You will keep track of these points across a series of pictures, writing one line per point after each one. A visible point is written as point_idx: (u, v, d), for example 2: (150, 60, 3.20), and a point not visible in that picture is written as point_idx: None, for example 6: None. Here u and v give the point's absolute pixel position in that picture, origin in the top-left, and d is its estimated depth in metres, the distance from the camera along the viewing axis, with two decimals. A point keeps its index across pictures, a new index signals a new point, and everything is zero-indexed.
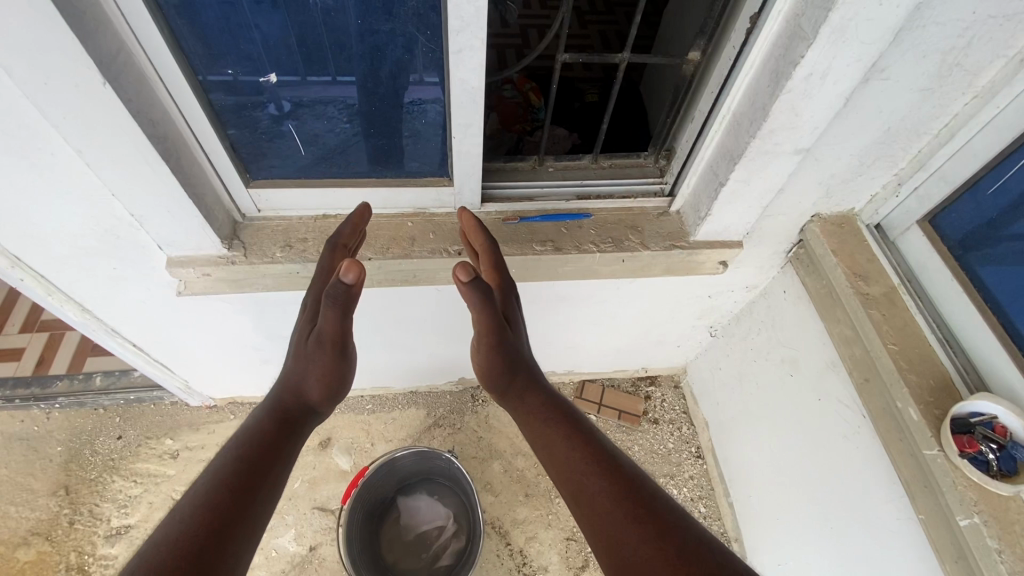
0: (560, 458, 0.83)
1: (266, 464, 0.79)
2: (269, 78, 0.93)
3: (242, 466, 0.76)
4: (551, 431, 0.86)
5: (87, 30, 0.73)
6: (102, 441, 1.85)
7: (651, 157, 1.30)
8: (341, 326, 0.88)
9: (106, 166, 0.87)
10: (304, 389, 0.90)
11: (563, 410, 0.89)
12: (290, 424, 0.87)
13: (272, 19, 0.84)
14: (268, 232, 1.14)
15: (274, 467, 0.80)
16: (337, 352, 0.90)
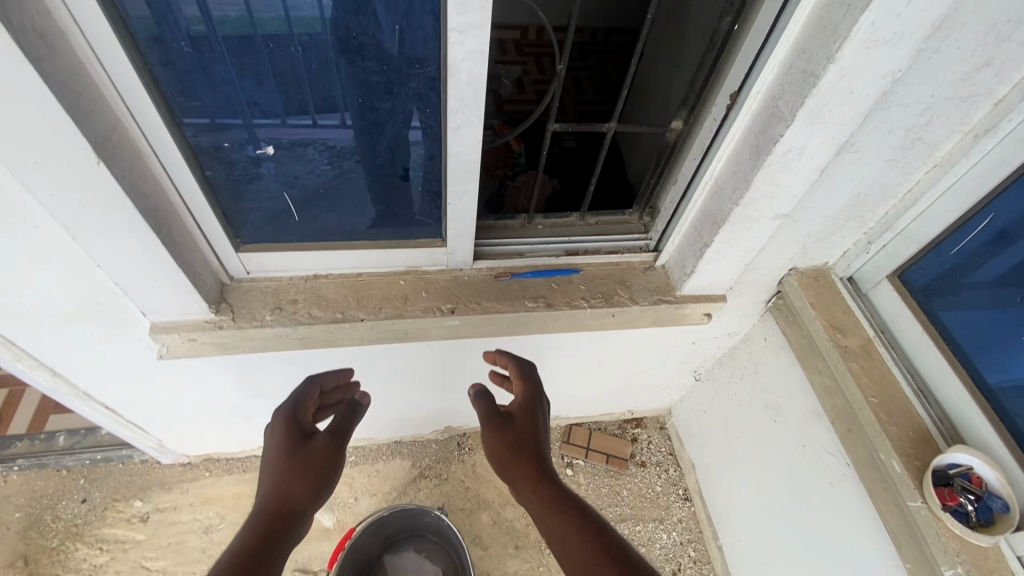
0: (570, 551, 0.86)
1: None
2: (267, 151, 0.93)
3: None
4: (563, 526, 0.89)
5: (84, 111, 0.72)
6: (64, 506, 1.74)
7: (636, 214, 1.34)
8: (341, 438, 0.94)
9: (94, 240, 0.85)
10: (291, 496, 0.83)
11: (573, 502, 0.93)
12: (276, 533, 0.79)
13: (271, 94, 0.86)
14: (257, 294, 1.12)
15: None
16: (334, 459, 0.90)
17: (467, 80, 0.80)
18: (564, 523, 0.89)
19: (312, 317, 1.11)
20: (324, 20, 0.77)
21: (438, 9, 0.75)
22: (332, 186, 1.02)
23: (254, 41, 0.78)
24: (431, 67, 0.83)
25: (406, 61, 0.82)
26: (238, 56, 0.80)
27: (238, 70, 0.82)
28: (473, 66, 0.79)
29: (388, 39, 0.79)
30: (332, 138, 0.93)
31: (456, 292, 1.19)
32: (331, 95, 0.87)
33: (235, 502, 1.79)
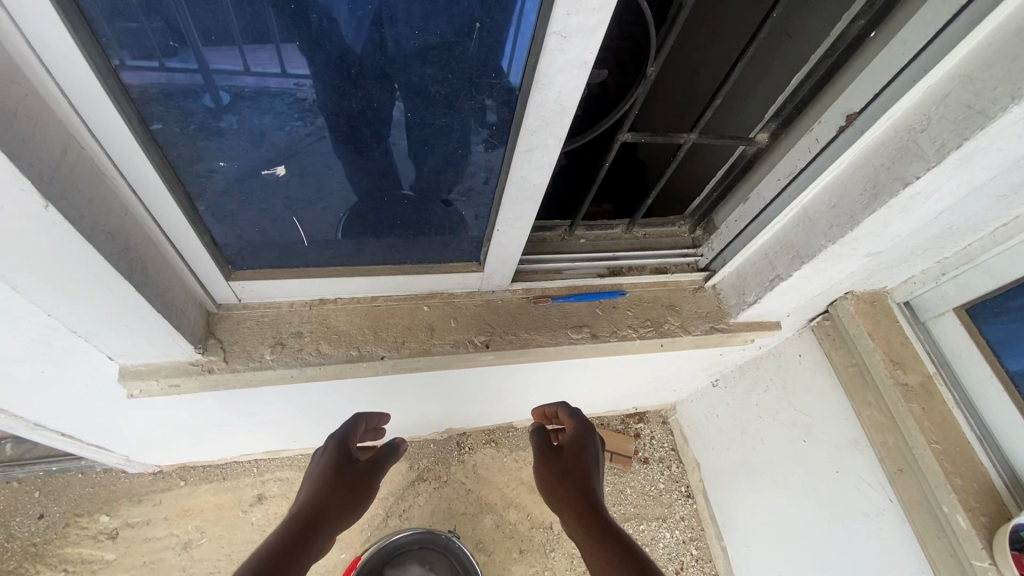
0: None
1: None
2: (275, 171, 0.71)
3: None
4: (606, 555, 0.69)
5: (20, 133, 0.49)
6: (15, 524, 1.54)
7: (686, 225, 1.19)
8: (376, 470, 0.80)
9: (44, 292, 0.63)
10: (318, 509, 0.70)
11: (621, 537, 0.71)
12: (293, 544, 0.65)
13: (288, 104, 0.62)
14: (252, 325, 0.93)
15: None
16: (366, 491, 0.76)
17: (556, 96, 0.61)
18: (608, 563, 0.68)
19: (321, 355, 0.93)
20: (373, 13, 0.54)
21: (540, 12, 0.53)
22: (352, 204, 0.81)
23: (265, 34, 0.54)
24: (512, 83, 0.62)
25: (480, 73, 0.61)
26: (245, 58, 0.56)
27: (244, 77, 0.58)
28: (568, 79, 0.59)
29: (463, 45, 0.58)
30: (361, 154, 0.71)
31: (489, 320, 1.02)
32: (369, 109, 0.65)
33: (216, 514, 1.64)
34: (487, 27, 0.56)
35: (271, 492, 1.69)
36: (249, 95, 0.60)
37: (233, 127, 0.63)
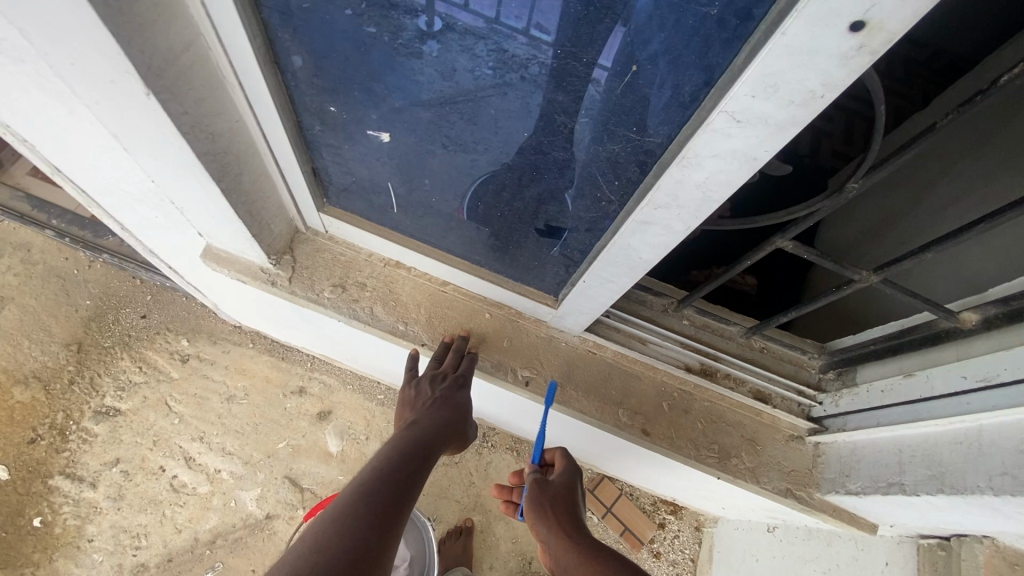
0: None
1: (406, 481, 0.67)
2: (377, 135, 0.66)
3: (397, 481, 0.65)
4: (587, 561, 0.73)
5: (140, 22, 0.48)
6: (125, 314, 1.79)
7: (816, 360, 0.97)
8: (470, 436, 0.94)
9: (148, 159, 0.66)
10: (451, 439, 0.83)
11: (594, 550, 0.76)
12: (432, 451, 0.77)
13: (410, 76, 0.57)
14: (327, 259, 0.93)
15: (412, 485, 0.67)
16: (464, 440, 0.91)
17: (700, 182, 0.47)
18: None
19: (371, 317, 0.92)
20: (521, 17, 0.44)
21: (719, 79, 0.40)
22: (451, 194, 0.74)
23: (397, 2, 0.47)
24: (653, 145, 0.49)
25: (620, 121, 0.49)
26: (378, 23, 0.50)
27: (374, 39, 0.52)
28: (723, 169, 0.45)
29: (590, 89, 0.48)
30: (469, 151, 0.64)
31: (542, 357, 0.94)
32: (487, 109, 0.57)
33: (261, 385, 1.76)
34: (643, 73, 0.44)
35: (312, 390, 1.78)
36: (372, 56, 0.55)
37: (354, 79, 0.58)
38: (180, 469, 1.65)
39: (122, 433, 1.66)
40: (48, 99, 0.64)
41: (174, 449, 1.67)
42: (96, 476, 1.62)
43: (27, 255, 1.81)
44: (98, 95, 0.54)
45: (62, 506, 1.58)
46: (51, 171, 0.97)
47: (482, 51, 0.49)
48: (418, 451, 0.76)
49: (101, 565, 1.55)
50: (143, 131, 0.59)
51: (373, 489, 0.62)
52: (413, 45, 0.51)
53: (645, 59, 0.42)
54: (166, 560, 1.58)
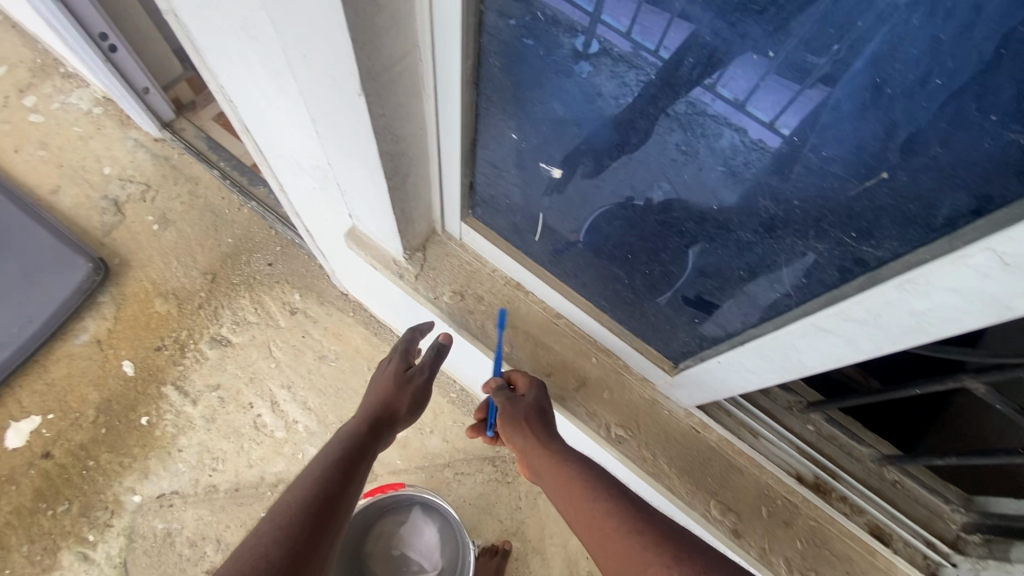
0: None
1: (342, 472, 0.77)
2: (551, 170, 0.68)
3: (334, 475, 0.75)
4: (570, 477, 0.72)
5: (378, 32, 0.50)
6: (255, 259, 1.97)
7: (959, 514, 0.82)
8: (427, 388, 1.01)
9: (334, 144, 0.70)
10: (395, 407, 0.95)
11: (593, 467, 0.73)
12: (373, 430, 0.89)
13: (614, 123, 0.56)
14: (453, 263, 0.95)
15: (343, 470, 0.77)
16: (422, 395, 1.00)
17: (917, 310, 0.43)
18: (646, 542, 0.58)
19: (481, 332, 0.93)
20: (758, 82, 0.43)
21: (995, 213, 0.37)
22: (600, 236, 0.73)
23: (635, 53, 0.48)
24: (869, 256, 0.47)
25: (836, 222, 0.47)
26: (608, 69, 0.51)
27: (597, 83, 0.53)
28: (961, 307, 0.40)
29: (726, 133, 0.48)
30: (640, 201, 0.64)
31: (641, 419, 0.89)
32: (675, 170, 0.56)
33: (351, 353, 1.86)
34: (894, 182, 0.42)
35: None
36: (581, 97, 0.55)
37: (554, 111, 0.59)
38: (265, 410, 1.78)
39: (227, 363, 1.83)
40: (265, 77, 0.71)
41: (265, 390, 1.80)
42: (197, 395, 1.79)
43: (193, 188, 2.03)
44: (316, 84, 0.58)
45: (164, 413, 1.75)
46: (239, 128, 1.08)
47: (631, 80, 0.50)
48: (356, 448, 0.84)
49: (182, 475, 1.70)
50: (343, 123, 0.63)
51: (312, 483, 0.73)
52: (565, 63, 0.53)
53: (826, 148, 0.43)
54: (233, 490, 1.70)
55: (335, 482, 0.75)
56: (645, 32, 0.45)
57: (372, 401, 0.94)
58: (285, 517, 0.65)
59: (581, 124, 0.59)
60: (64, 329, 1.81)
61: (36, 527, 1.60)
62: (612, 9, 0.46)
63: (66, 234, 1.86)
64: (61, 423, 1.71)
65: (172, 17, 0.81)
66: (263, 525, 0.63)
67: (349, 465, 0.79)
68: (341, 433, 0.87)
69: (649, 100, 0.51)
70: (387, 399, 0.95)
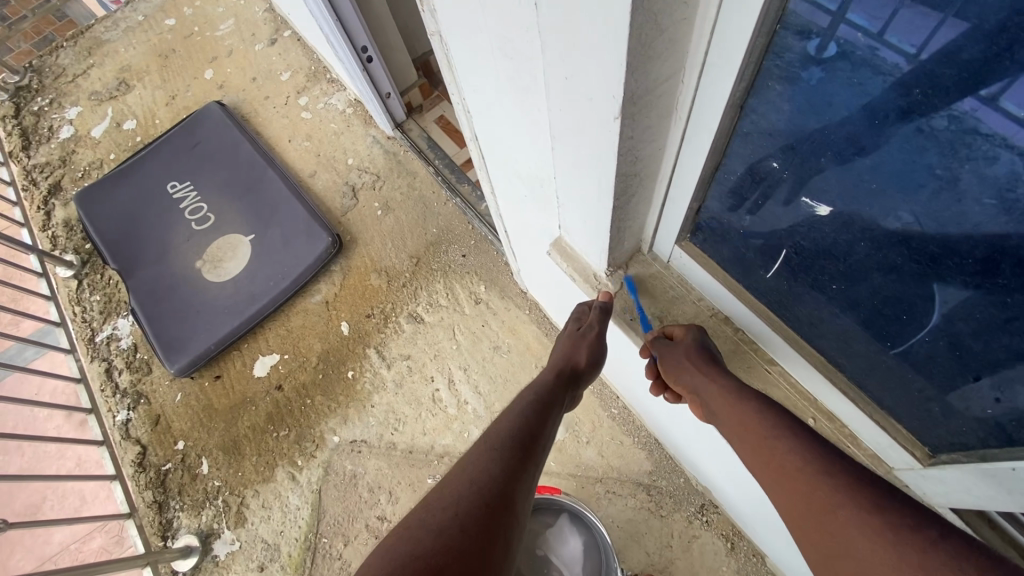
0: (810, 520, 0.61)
1: (535, 414, 0.85)
2: (821, 206, 0.63)
3: (527, 417, 0.84)
4: (766, 433, 0.70)
5: (655, 54, 0.49)
6: (452, 249, 2.17)
7: None
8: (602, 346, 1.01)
9: (569, 161, 0.72)
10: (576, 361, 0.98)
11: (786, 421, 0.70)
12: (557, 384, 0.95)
13: (907, 148, 0.50)
14: (658, 287, 0.92)
15: (533, 412, 0.85)
16: (599, 351, 1.01)
17: None
18: (832, 491, 0.60)
19: None
20: None
21: None
22: (865, 272, 0.65)
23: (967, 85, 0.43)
24: None
25: None
26: (931, 94, 0.45)
27: (876, 110, 0.49)
28: None
29: (1004, 160, 0.44)
30: (948, 251, 0.54)
31: None
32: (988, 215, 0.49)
33: (523, 349, 1.96)
34: None
35: None
36: (888, 133, 0.50)
37: (835, 145, 0.55)
38: (443, 387, 1.96)
39: (418, 339, 2.05)
40: (512, 92, 0.76)
41: (445, 368, 1.99)
42: (391, 361, 2.04)
43: (411, 181, 2.32)
44: (570, 103, 0.60)
45: (365, 371, 2.04)
46: (468, 135, 1.19)
47: (873, 86, 0.48)
48: (543, 396, 0.91)
49: (370, 428, 1.96)
50: (585, 141, 0.63)
51: (507, 421, 0.83)
52: (792, 69, 0.52)
53: None
54: (408, 451, 1.91)
55: (530, 422, 0.83)
56: (902, 34, 0.42)
57: (556, 359, 1.00)
58: (487, 451, 0.74)
59: (877, 165, 0.54)
60: (305, 287, 2.21)
61: (266, 443, 2.00)
62: (860, 7, 0.43)
63: (316, 211, 2.27)
64: (292, 363, 2.10)
65: (436, 37, 0.90)
66: (474, 456, 0.73)
67: (539, 409, 0.87)
68: (530, 384, 0.95)
69: (915, 131, 0.48)
70: (568, 354, 0.99)
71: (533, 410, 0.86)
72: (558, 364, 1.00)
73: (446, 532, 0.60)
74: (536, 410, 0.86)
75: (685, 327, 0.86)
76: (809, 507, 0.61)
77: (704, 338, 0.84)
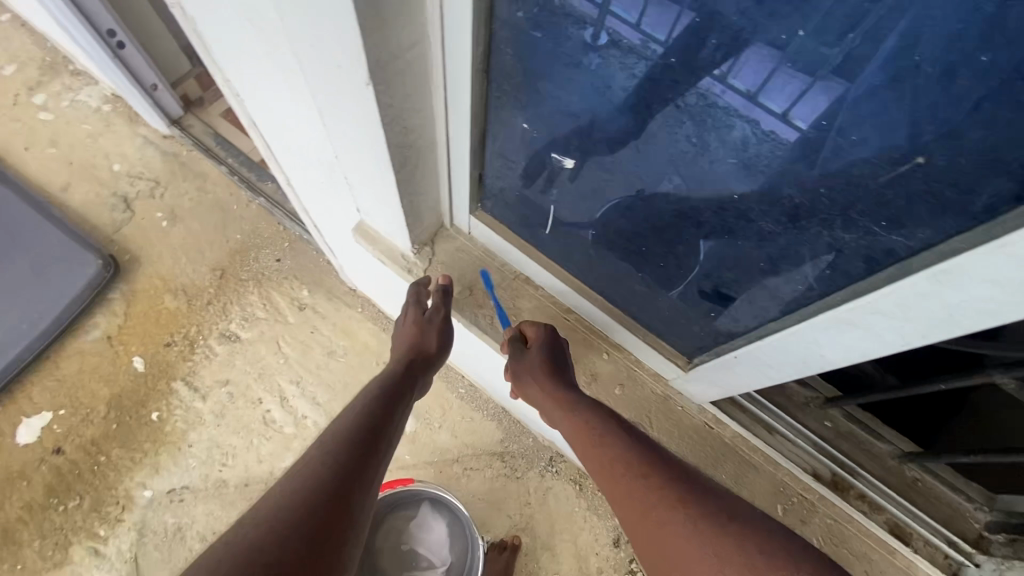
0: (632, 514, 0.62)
1: (377, 413, 0.73)
2: (564, 160, 0.68)
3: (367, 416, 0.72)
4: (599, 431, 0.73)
5: (385, 19, 0.49)
6: (263, 255, 1.96)
7: (982, 512, 0.81)
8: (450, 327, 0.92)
9: (344, 137, 0.69)
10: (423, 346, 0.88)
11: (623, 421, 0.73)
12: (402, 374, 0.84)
13: (670, 129, 0.55)
14: (463, 258, 0.94)
15: (374, 409, 0.74)
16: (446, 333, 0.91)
17: (950, 301, 0.45)
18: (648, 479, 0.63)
19: (491, 329, 0.92)
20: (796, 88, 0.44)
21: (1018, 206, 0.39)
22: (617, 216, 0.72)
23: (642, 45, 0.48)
24: (900, 246, 0.48)
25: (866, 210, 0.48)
26: (625, 58, 0.50)
27: (644, 93, 0.53)
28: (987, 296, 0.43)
29: (739, 126, 0.49)
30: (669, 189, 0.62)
31: (654, 416, 0.89)
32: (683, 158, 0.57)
33: (360, 349, 1.86)
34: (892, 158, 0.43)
35: None
36: (601, 88, 0.55)
37: (563, 103, 0.60)
38: (275, 407, 1.78)
39: (236, 360, 1.83)
40: (272, 67, 0.69)
41: (275, 386, 1.81)
42: (207, 390, 1.79)
43: (201, 184, 2.02)
44: (326, 75, 0.57)
45: (174, 409, 1.76)
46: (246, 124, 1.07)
47: (639, 70, 0.51)
48: (386, 389, 0.80)
49: (193, 471, 1.70)
50: (353, 115, 0.61)
51: (342, 422, 0.70)
52: (576, 53, 0.53)
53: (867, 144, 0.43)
54: (243, 485, 1.70)
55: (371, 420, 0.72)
56: (654, 23, 0.46)
57: (400, 346, 0.89)
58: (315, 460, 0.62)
59: (601, 120, 0.59)
60: (74, 325, 1.81)
61: (50, 522, 1.62)
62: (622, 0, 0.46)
63: (76, 231, 1.87)
64: (72, 418, 1.72)
65: (178, 9, 0.77)
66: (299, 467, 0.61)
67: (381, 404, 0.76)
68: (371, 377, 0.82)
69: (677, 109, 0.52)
70: (413, 339, 0.88)
71: (374, 407, 0.74)
72: (400, 350, 0.89)
73: (261, 566, 0.48)
74: (378, 406, 0.74)
75: (537, 327, 0.86)
76: (633, 512, 0.62)
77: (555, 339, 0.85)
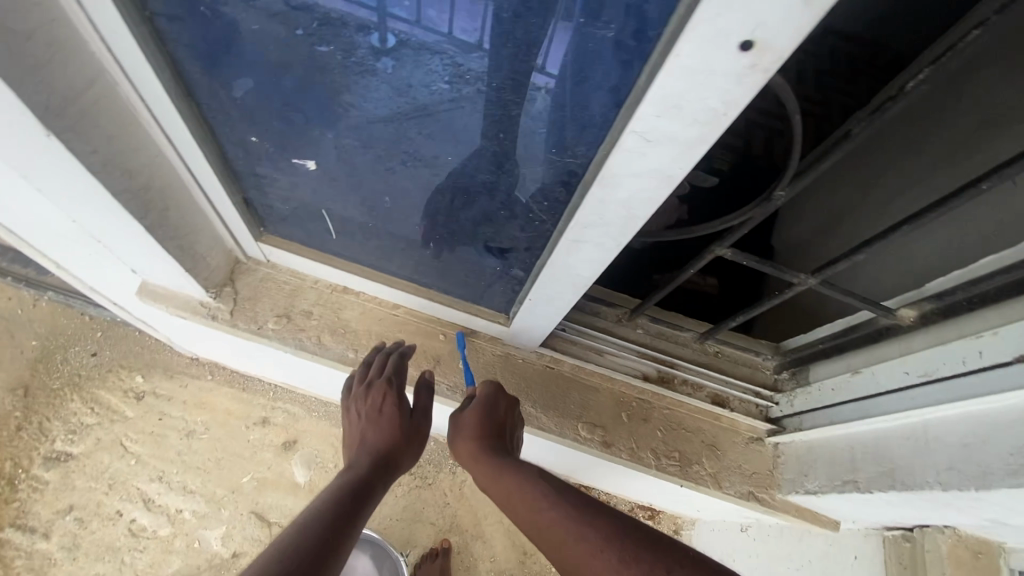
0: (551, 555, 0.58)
1: (341, 521, 0.61)
2: (306, 163, 0.68)
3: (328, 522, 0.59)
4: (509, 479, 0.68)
5: (33, 63, 0.46)
6: (74, 354, 1.52)
7: (772, 361, 0.98)
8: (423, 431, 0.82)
9: (66, 203, 0.62)
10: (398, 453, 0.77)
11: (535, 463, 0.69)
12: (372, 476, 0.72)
13: (440, 116, 0.56)
14: (272, 287, 0.90)
15: (338, 515, 0.61)
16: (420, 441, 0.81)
17: (619, 201, 0.51)
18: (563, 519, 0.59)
19: (320, 348, 0.88)
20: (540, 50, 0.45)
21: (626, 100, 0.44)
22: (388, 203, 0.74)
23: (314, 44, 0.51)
24: (575, 166, 0.54)
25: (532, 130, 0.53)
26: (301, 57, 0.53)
27: (335, 86, 0.55)
28: (646, 189, 0.49)
29: (533, 97, 0.50)
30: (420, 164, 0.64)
31: (500, 376, 0.94)
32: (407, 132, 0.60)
33: (223, 420, 1.50)
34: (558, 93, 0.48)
35: (276, 420, 1.51)
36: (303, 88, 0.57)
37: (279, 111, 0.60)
38: (139, 512, 1.42)
39: (74, 479, 1.42)
40: None
41: (131, 493, 1.42)
42: (48, 527, 1.39)
43: None
44: None
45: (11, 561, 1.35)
46: None
47: (437, 65, 0.50)
48: (354, 488, 0.68)
49: None
50: (51, 176, 0.56)
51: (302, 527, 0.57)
52: (368, 62, 0.52)
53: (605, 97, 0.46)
54: None
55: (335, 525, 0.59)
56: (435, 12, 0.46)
57: (369, 442, 0.77)
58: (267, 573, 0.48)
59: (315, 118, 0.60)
60: None
61: None
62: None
63: None
64: None
65: None
66: None
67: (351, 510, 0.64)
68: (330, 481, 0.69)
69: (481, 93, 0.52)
70: (391, 444, 0.77)
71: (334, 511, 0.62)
72: (361, 447, 0.77)
73: None
74: (343, 511, 0.62)
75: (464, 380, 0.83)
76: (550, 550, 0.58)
77: (498, 396, 0.82)
